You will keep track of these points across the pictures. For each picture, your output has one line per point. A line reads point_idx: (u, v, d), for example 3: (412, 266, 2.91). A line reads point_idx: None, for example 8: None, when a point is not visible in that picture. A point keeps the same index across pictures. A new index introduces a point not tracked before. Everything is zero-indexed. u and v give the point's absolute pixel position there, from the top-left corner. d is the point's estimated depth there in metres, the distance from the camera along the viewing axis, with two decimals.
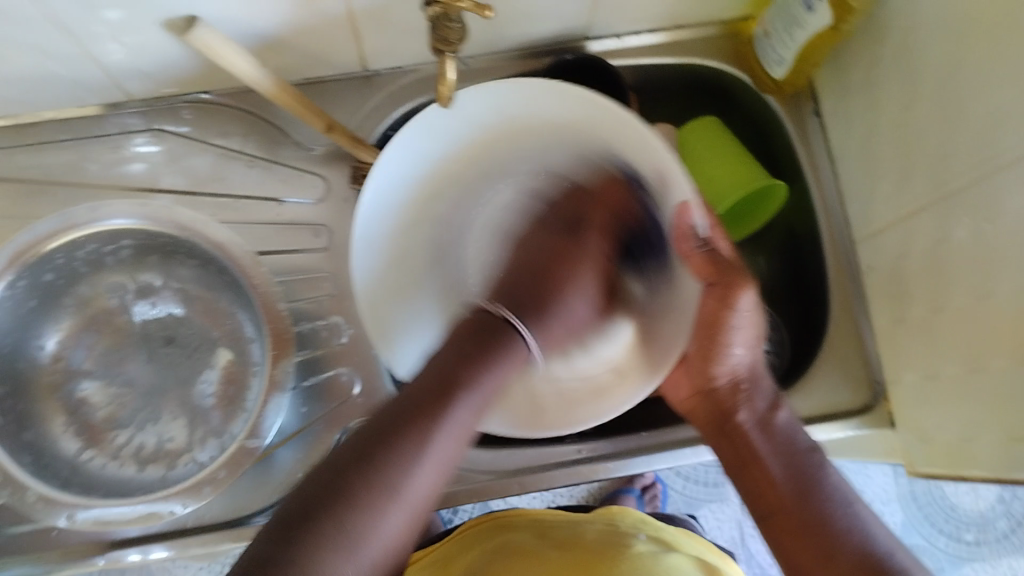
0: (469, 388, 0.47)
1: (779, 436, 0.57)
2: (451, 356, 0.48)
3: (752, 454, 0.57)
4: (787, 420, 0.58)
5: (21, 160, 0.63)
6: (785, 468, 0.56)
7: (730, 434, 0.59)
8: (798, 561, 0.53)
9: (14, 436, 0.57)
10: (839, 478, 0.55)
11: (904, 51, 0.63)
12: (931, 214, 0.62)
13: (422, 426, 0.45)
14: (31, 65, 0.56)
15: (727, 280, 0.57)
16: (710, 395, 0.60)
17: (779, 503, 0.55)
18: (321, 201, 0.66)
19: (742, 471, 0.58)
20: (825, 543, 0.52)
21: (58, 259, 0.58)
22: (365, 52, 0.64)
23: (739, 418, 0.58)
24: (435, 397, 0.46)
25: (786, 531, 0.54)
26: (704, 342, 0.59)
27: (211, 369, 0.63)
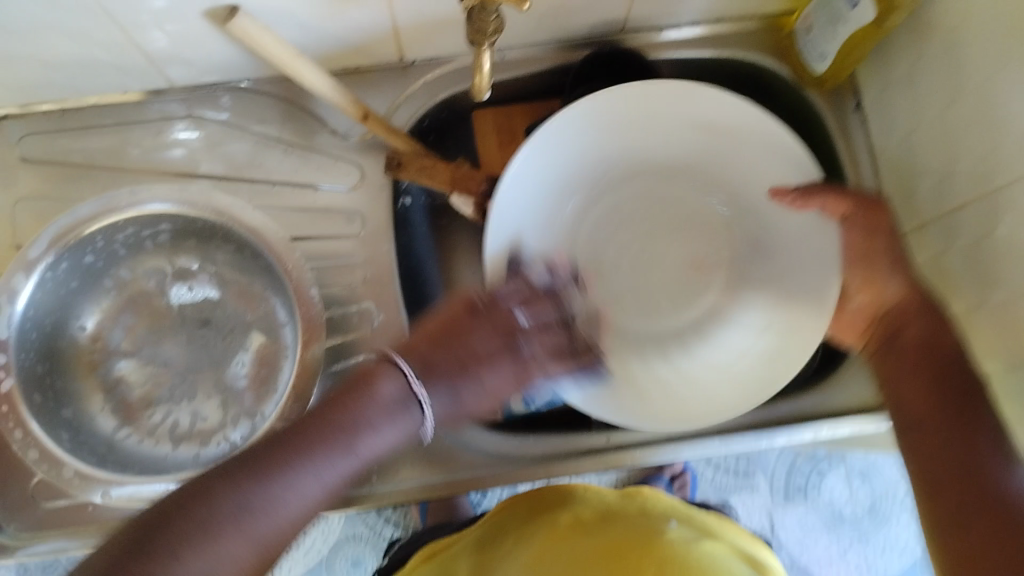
0: (376, 403, 0.47)
1: (941, 360, 0.50)
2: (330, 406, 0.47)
3: (940, 361, 0.50)
4: (959, 349, 0.51)
5: (65, 144, 0.65)
6: (926, 378, 0.49)
7: (905, 353, 0.52)
8: (929, 481, 0.46)
9: (55, 412, 0.58)
10: (1021, 461, 0.44)
11: (946, 47, 0.62)
12: (971, 211, 0.61)
13: (302, 442, 0.45)
14: (76, 51, 0.57)
15: (868, 203, 0.58)
16: (881, 321, 0.56)
17: (933, 415, 0.48)
18: (356, 188, 0.67)
19: (914, 374, 0.50)
20: (981, 481, 0.43)
21: (98, 242, 0.59)
22: (404, 44, 0.65)
23: (908, 333, 0.53)
24: (340, 429, 0.46)
25: (938, 445, 0.46)
26: (861, 247, 0.58)
27: (244, 351, 0.64)
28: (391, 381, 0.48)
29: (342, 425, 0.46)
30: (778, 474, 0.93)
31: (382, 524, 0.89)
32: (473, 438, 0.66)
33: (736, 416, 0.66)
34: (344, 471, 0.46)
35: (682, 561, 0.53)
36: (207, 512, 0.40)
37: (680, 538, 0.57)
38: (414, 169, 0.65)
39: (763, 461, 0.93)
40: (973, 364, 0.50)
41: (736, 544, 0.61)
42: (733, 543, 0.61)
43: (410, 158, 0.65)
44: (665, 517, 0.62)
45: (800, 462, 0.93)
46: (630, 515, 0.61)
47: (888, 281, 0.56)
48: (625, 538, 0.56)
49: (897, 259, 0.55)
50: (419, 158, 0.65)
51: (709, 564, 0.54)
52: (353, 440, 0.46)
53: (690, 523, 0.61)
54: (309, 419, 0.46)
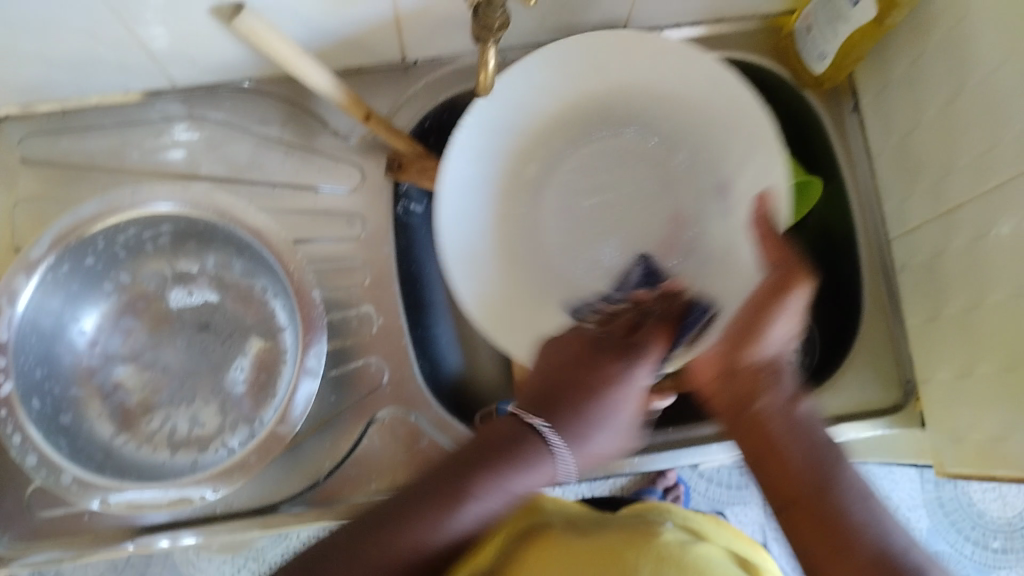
0: (509, 447, 0.47)
1: (800, 424, 0.51)
2: (476, 446, 0.47)
3: (774, 444, 0.50)
4: (807, 410, 0.52)
5: (61, 144, 0.64)
6: (805, 449, 0.50)
7: (747, 423, 0.52)
8: (818, 560, 0.46)
9: (54, 419, 0.56)
10: (861, 485, 0.49)
11: (947, 46, 0.62)
12: (971, 211, 0.61)
13: (464, 482, 0.46)
14: (76, 49, 0.56)
15: (786, 273, 0.52)
16: (729, 375, 0.53)
17: (799, 490, 0.48)
18: (356, 190, 0.66)
19: (756, 454, 0.51)
20: (846, 548, 0.45)
21: (99, 243, 0.58)
22: (406, 44, 0.64)
23: (760, 404, 0.52)
24: (446, 495, 0.45)
25: (805, 529, 0.47)
26: (743, 323, 0.53)
27: (243, 356, 0.62)
28: (505, 423, 0.49)
29: (466, 469, 0.47)
30: None
31: None
32: None
33: None
34: (459, 522, 0.45)
35: (680, 562, 0.52)
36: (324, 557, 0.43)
37: (676, 540, 0.56)
38: (415, 170, 0.65)
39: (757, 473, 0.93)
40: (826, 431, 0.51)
41: (730, 548, 0.60)
42: (726, 547, 0.60)
43: (410, 160, 0.65)
44: (660, 522, 0.61)
45: None
46: (624, 520, 0.61)
47: (777, 344, 0.52)
48: (620, 542, 0.55)
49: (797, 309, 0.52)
50: (420, 159, 0.65)
51: (706, 564, 0.53)
52: (471, 492, 0.46)
53: (683, 525, 0.61)
54: (429, 478, 0.47)
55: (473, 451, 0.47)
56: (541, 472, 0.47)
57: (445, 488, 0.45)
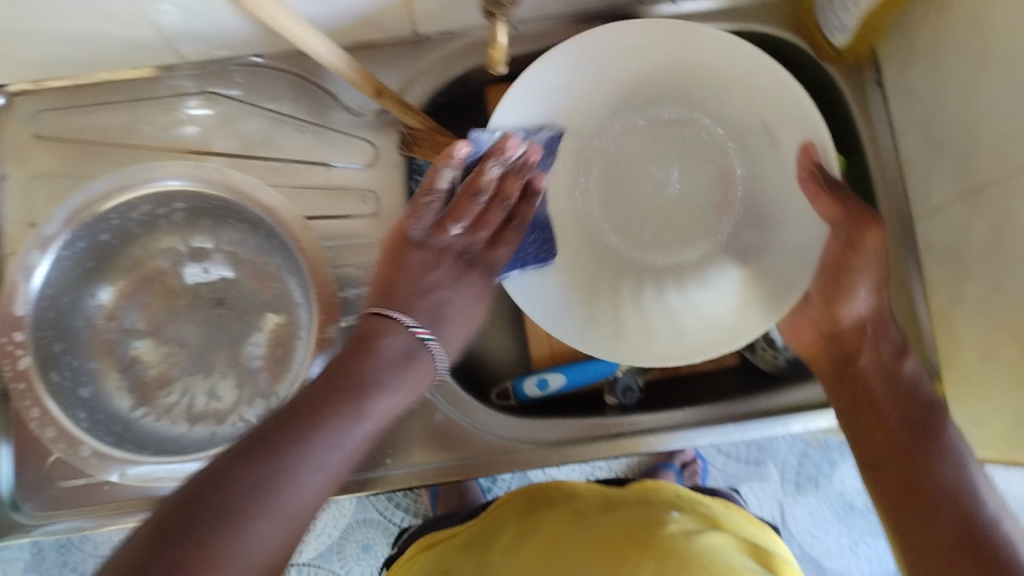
0: (371, 351, 0.53)
1: (902, 386, 0.56)
2: (331, 366, 0.52)
3: (873, 403, 0.57)
4: (913, 368, 0.57)
5: (75, 121, 0.65)
6: (902, 416, 0.55)
7: (852, 378, 0.58)
8: (900, 510, 0.52)
9: (72, 392, 0.58)
10: (964, 445, 0.53)
11: (971, 19, 0.60)
12: (994, 191, 0.60)
13: (300, 426, 0.46)
14: (89, 26, 0.56)
15: (855, 221, 0.53)
16: (835, 340, 0.59)
17: (889, 449, 0.55)
18: (371, 166, 0.66)
19: (856, 413, 0.57)
20: (931, 515, 0.50)
21: (113, 220, 0.58)
22: (418, 18, 0.64)
23: (862, 362, 0.58)
24: (353, 392, 0.50)
25: (891, 480, 0.54)
26: (828, 284, 0.58)
27: (259, 332, 0.63)
28: (396, 339, 0.55)
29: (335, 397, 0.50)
30: (789, 463, 0.92)
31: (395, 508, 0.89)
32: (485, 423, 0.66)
33: (750, 402, 0.66)
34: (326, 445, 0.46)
35: (684, 555, 0.52)
36: (231, 494, 0.42)
37: (682, 530, 0.56)
38: (428, 147, 0.64)
39: (774, 449, 0.92)
40: (929, 388, 0.56)
41: (742, 534, 0.60)
42: (736, 533, 0.60)
43: (423, 136, 0.64)
44: (668, 508, 0.61)
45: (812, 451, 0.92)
46: (632, 508, 0.61)
47: (857, 302, 0.57)
48: (630, 534, 0.55)
49: (875, 273, 0.55)
50: (433, 135, 0.64)
51: (713, 555, 0.53)
52: (361, 404, 0.50)
53: (693, 512, 0.61)
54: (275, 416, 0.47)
55: (342, 362, 0.52)
56: (422, 370, 0.55)
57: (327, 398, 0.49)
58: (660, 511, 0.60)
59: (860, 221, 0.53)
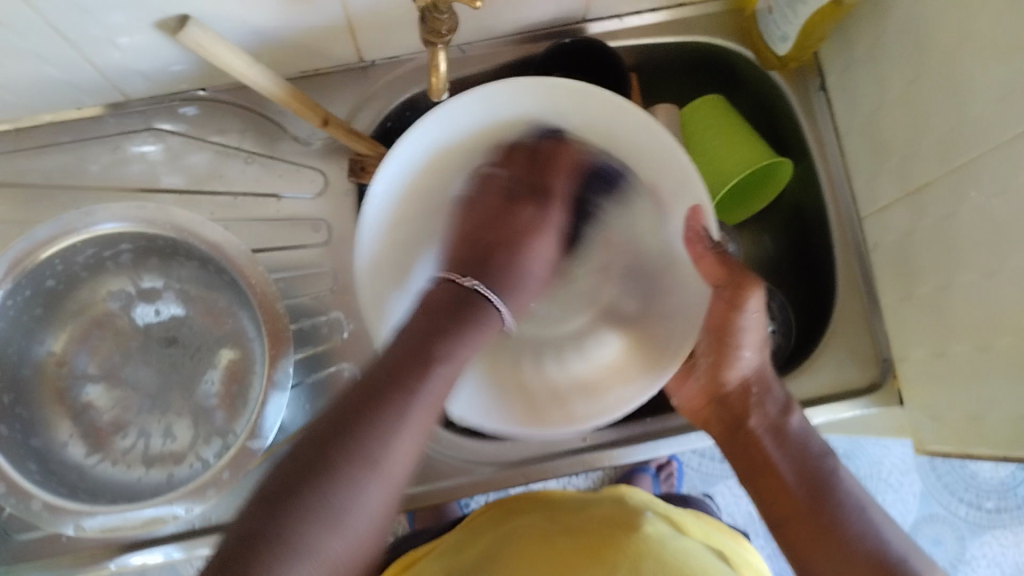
0: (459, 335, 0.48)
1: (794, 442, 0.55)
2: (419, 330, 0.48)
3: (768, 455, 0.55)
4: (800, 425, 0.56)
5: (18, 164, 0.63)
6: (798, 472, 0.53)
7: (744, 441, 0.56)
8: (816, 570, 0.50)
9: (22, 443, 0.56)
10: (852, 484, 0.53)
11: (906, 23, 0.62)
12: (937, 190, 0.61)
13: (395, 397, 0.44)
14: (25, 70, 0.55)
15: (738, 283, 0.56)
16: (721, 402, 0.58)
17: (789, 501, 0.53)
18: (321, 195, 0.66)
19: (752, 476, 0.56)
20: (843, 554, 0.49)
21: (58, 266, 0.57)
22: (361, 45, 0.63)
23: (750, 425, 0.56)
24: (426, 340, 0.47)
25: (803, 539, 0.51)
26: (714, 345, 0.58)
27: (214, 368, 0.62)
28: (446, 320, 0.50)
29: (424, 340, 0.47)
30: None
31: None
32: (450, 445, 0.66)
33: None
34: (422, 401, 0.45)
35: (653, 557, 0.53)
36: (307, 487, 0.40)
37: (656, 533, 0.56)
38: None
39: None
40: (819, 438, 0.55)
41: (709, 541, 0.61)
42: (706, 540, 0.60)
43: (372, 162, 0.64)
44: (642, 510, 0.61)
45: None
46: (605, 507, 0.61)
47: (746, 359, 0.57)
48: (601, 535, 0.56)
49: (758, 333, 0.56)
50: (382, 161, 0.64)
51: (683, 557, 0.54)
52: (435, 358, 0.47)
53: (664, 515, 0.61)
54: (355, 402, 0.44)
55: (421, 340, 0.47)
56: (483, 329, 0.51)
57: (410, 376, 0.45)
58: (633, 510, 0.60)
59: (732, 287, 0.57)
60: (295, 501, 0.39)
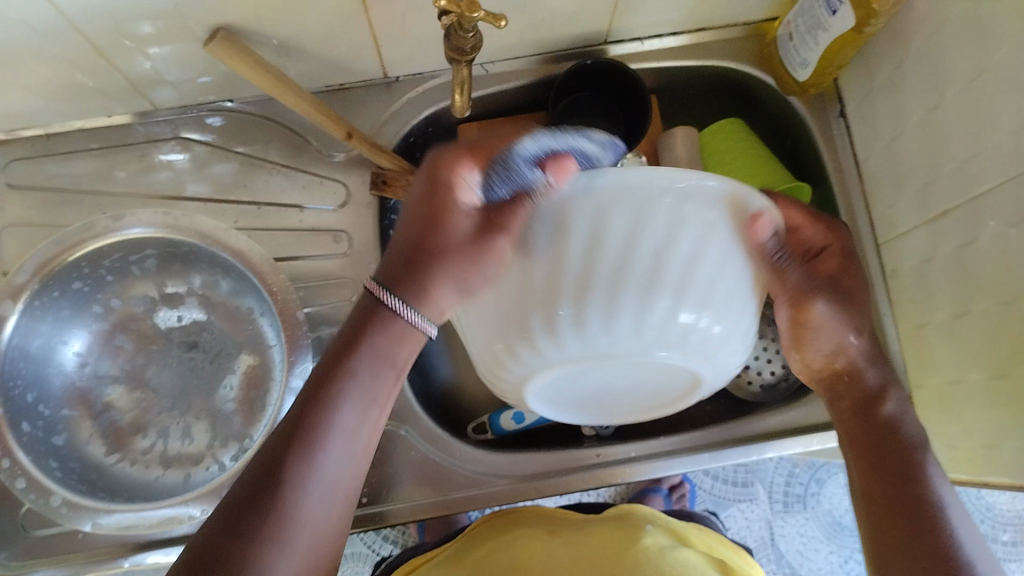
0: (372, 353, 0.46)
1: (887, 418, 0.51)
2: (322, 375, 0.46)
3: (853, 424, 0.53)
4: (893, 409, 0.52)
5: (49, 168, 0.65)
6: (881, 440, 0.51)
7: (846, 421, 0.53)
8: (883, 548, 0.48)
9: (44, 441, 0.57)
10: (940, 477, 0.49)
11: (926, 52, 0.62)
12: (955, 218, 0.61)
13: (303, 446, 0.44)
14: (61, 76, 0.57)
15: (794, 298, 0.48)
16: (819, 381, 0.54)
17: (870, 492, 0.50)
18: (343, 207, 0.67)
19: (841, 440, 0.53)
20: (916, 537, 0.47)
21: (84, 267, 0.59)
22: (386, 61, 0.65)
23: (842, 404, 0.53)
24: (325, 379, 0.45)
25: (879, 519, 0.49)
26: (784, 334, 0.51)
27: (232, 373, 0.63)
28: (377, 314, 0.46)
29: (325, 374, 0.45)
30: (777, 484, 0.92)
31: (382, 541, 0.88)
32: (463, 457, 0.66)
33: (722, 429, 0.67)
34: (349, 423, 0.45)
35: (655, 567, 0.53)
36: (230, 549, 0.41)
37: (656, 545, 0.57)
38: (399, 187, 0.65)
39: (761, 471, 0.93)
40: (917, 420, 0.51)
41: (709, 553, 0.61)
42: (705, 552, 0.60)
43: (394, 176, 0.65)
44: (643, 524, 0.61)
45: (799, 471, 0.92)
46: (607, 521, 0.61)
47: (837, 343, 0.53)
48: (604, 549, 0.56)
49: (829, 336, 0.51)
50: (404, 175, 0.65)
51: (684, 569, 0.54)
52: (339, 388, 0.45)
53: (665, 528, 0.61)
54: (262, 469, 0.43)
55: (333, 356, 0.46)
56: (399, 344, 0.46)
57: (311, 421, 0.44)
58: (635, 524, 0.60)
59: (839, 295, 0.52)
60: (225, 561, 0.41)
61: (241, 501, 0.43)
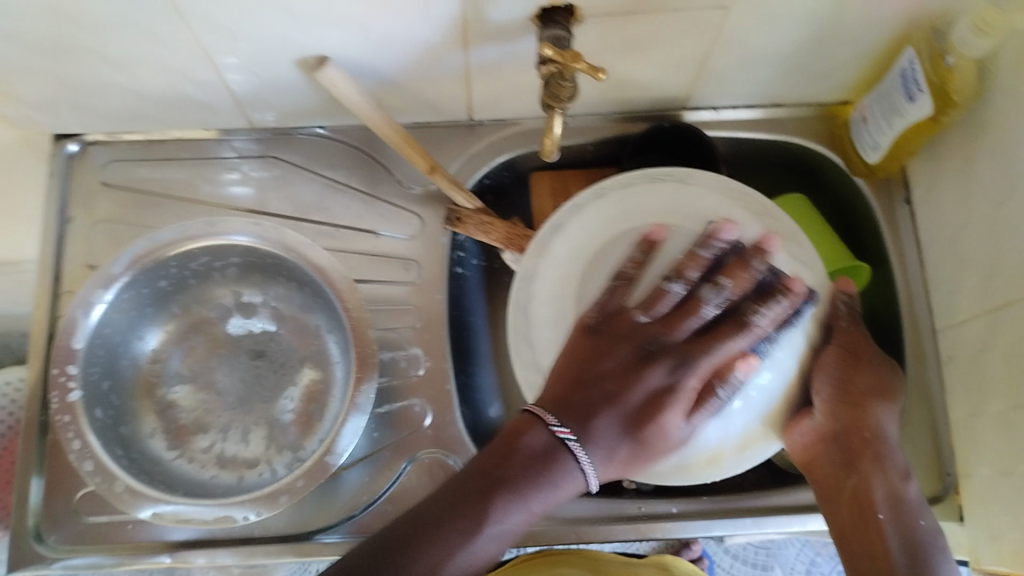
0: (543, 475, 0.46)
1: (904, 511, 0.54)
2: (493, 458, 0.47)
3: (875, 511, 0.54)
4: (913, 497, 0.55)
5: (144, 172, 0.68)
6: (902, 538, 0.53)
7: (853, 487, 0.56)
8: None
9: (113, 430, 0.59)
10: (955, 564, 0.52)
11: (999, 148, 0.64)
12: (1016, 309, 0.62)
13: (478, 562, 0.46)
14: (170, 86, 0.60)
15: (848, 343, 0.55)
16: (838, 438, 0.56)
17: (890, 573, 0.52)
18: (416, 237, 0.69)
19: (852, 530, 0.55)
20: None
21: (172, 267, 0.61)
22: (475, 105, 0.68)
23: (872, 482, 0.55)
24: (497, 460, 0.47)
25: None
26: (837, 370, 0.54)
27: (294, 386, 0.64)
28: (536, 434, 0.47)
29: (503, 460, 0.47)
30: (798, 571, 0.90)
31: None
32: None
33: (766, 496, 0.67)
34: (525, 510, 0.46)
35: None
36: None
37: None
38: (472, 224, 0.67)
39: (783, 555, 0.90)
40: (929, 514, 0.54)
41: None
42: None
43: (468, 213, 0.67)
44: None
45: (822, 560, 0.90)
46: None
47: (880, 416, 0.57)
48: None
49: (871, 380, 0.57)
50: (477, 214, 0.67)
51: None
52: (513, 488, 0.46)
53: None
54: (448, 502, 0.46)
55: (501, 451, 0.47)
56: (565, 488, 0.47)
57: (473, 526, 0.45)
58: None
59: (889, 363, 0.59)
60: None
61: (400, 541, 0.45)
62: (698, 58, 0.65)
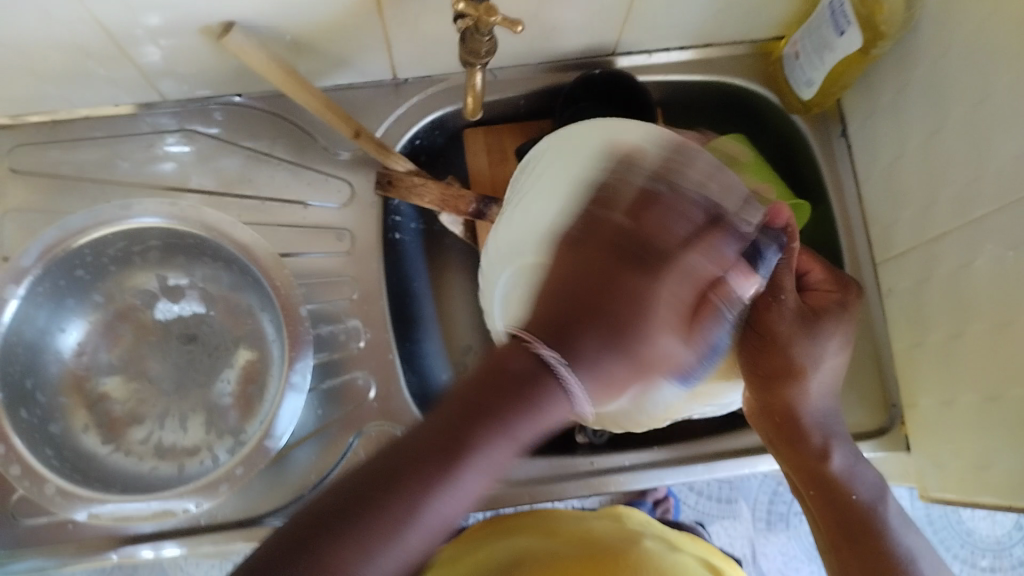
0: (529, 417, 0.38)
1: (839, 479, 0.57)
2: (477, 386, 0.39)
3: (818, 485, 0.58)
4: (841, 464, 0.57)
5: (53, 156, 0.64)
6: (834, 507, 0.57)
7: (802, 466, 0.58)
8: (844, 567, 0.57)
9: (42, 429, 0.57)
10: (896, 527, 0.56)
11: (930, 79, 0.63)
12: (954, 240, 0.62)
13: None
14: (69, 63, 0.57)
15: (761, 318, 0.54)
16: (783, 425, 0.57)
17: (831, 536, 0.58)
18: (346, 205, 0.67)
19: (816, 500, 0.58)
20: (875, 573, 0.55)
21: (87, 255, 0.58)
22: (397, 63, 0.65)
23: (817, 456, 0.57)
24: (484, 394, 0.38)
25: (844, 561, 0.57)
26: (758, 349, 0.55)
27: (229, 368, 0.63)
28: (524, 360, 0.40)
29: (488, 399, 0.38)
30: (760, 501, 0.91)
31: None
32: None
33: (715, 441, 0.67)
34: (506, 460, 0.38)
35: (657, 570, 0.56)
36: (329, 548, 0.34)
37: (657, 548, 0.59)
38: (404, 188, 0.65)
39: (746, 487, 0.91)
40: (868, 472, 0.58)
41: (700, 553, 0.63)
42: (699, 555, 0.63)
43: (399, 176, 0.65)
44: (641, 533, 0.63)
45: (783, 488, 0.91)
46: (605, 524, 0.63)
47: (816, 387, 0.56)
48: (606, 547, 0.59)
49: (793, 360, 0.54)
50: (408, 176, 0.65)
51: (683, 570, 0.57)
52: (492, 433, 0.37)
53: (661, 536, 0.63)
54: (421, 446, 0.37)
55: (471, 392, 0.38)
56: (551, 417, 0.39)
57: (449, 462, 0.36)
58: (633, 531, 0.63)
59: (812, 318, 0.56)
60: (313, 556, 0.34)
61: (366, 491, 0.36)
62: (624, 2, 0.63)
